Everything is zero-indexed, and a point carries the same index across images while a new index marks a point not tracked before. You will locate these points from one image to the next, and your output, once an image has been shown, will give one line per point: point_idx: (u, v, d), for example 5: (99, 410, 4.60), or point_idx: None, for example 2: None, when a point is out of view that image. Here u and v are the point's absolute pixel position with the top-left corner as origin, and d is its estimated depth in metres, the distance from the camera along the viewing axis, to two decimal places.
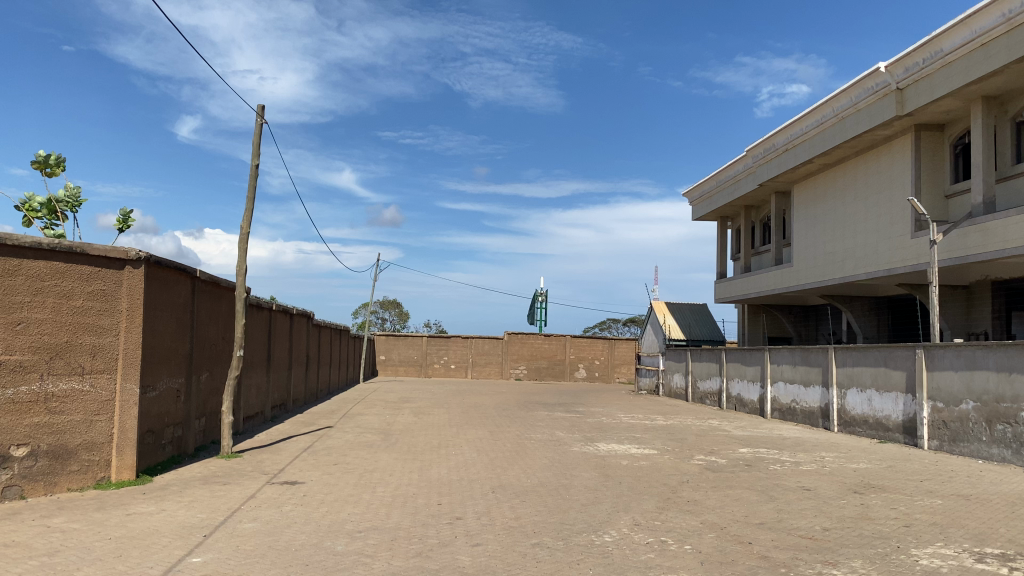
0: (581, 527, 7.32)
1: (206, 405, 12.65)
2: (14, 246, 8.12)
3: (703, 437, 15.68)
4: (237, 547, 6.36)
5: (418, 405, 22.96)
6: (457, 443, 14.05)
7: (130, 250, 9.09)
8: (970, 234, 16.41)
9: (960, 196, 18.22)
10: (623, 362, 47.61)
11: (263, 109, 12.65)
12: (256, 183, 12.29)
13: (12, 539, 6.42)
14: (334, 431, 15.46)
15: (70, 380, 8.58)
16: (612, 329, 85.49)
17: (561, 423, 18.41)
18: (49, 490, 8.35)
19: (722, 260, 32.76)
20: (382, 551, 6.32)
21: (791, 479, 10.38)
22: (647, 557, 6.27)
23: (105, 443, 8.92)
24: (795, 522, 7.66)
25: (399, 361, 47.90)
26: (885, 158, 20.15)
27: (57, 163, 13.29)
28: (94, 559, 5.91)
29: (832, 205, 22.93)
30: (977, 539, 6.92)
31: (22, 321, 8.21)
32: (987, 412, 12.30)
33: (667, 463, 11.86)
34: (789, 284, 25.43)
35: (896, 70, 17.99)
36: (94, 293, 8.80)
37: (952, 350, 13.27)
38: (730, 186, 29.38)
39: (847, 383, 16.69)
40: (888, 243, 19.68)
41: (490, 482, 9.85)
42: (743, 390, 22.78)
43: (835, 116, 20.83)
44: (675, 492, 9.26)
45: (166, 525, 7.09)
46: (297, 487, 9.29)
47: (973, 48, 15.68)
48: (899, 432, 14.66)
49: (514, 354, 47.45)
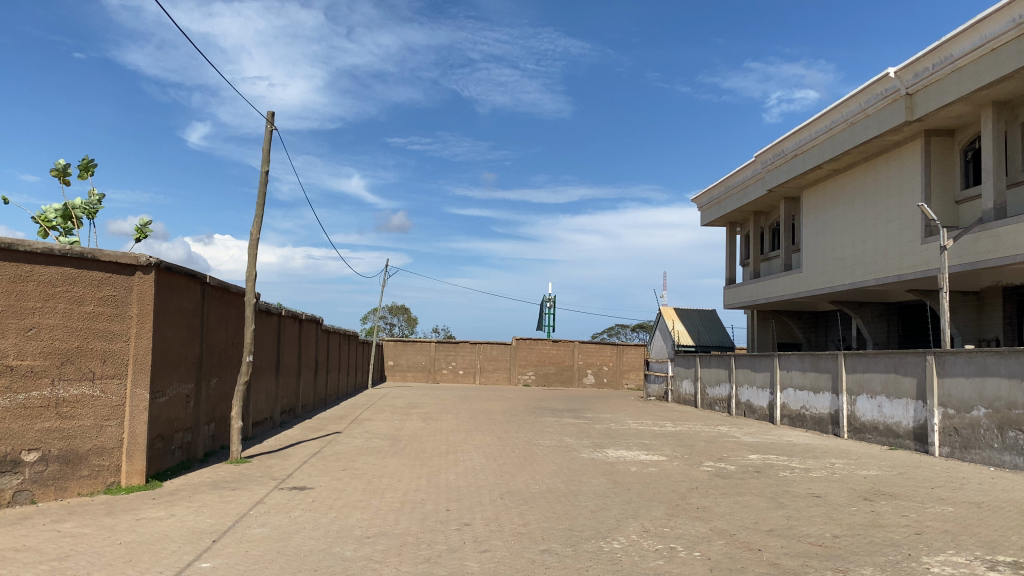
0: (589, 534, 7.29)
1: (215, 410, 12.70)
2: (26, 252, 8.18)
3: (713, 443, 15.59)
4: (246, 552, 6.38)
5: (426, 411, 22.95)
6: (465, 448, 14.02)
7: (140, 256, 9.16)
8: (980, 240, 16.30)
9: (970, 202, 18.09)
10: (631, 367, 47.57)
11: (273, 115, 12.70)
12: (265, 190, 12.35)
13: (23, 544, 6.45)
14: (342, 437, 15.47)
15: (81, 385, 8.64)
16: (620, 334, 85.66)
17: (569, 428, 18.39)
18: (60, 495, 8.39)
19: (730, 266, 32.66)
20: (391, 556, 6.31)
21: (802, 486, 10.30)
22: (655, 564, 6.24)
23: (116, 448, 8.96)
24: (804, 529, 7.61)
25: (408, 366, 47.90)
26: (894, 164, 20.07)
27: (83, 169, 13.36)
28: (104, 564, 5.94)
29: (841, 211, 22.85)
30: (989, 547, 6.85)
31: (33, 327, 8.26)
32: (999, 418, 12.19)
33: (676, 470, 11.79)
34: (798, 290, 25.31)
35: (905, 76, 17.92)
36: (105, 298, 8.86)
37: (963, 356, 13.17)
38: (739, 192, 29.32)
39: (857, 389, 16.60)
40: (898, 249, 19.58)
41: (499, 488, 9.81)
42: (753, 396, 22.69)
43: (844, 121, 20.77)
44: (684, 499, 9.20)
45: (176, 530, 7.11)
46: (306, 492, 9.31)
47: (983, 54, 15.62)
48: (909, 438, 14.56)
49: (522, 359, 47.43)
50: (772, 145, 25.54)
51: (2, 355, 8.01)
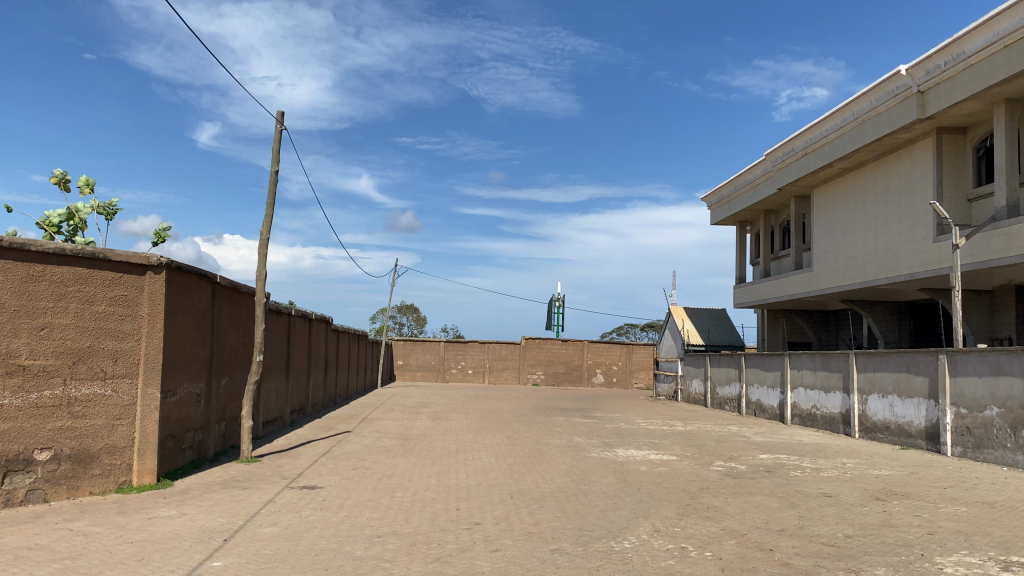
0: (600, 533, 7.25)
1: (226, 409, 12.75)
2: (37, 252, 8.22)
3: (723, 443, 15.52)
4: (257, 551, 6.39)
5: (436, 410, 22.99)
6: (475, 448, 14.04)
7: (150, 255, 9.19)
8: (994, 238, 16.14)
9: (982, 199, 17.94)
10: (640, 367, 47.53)
11: (283, 115, 12.74)
12: (275, 190, 12.38)
13: (35, 542, 6.47)
14: (352, 436, 15.55)
15: (93, 385, 8.69)
16: (629, 334, 85.70)
17: (579, 428, 18.37)
18: (71, 494, 8.43)
19: (740, 265, 32.49)
20: (401, 556, 6.31)
21: (813, 486, 10.25)
22: (667, 564, 6.22)
23: (127, 448, 9.00)
24: (816, 529, 7.56)
25: (417, 366, 47.93)
26: (906, 161, 19.90)
27: (84, 183, 13.44)
28: (115, 563, 5.95)
29: (852, 210, 22.69)
30: (1003, 548, 6.77)
31: (46, 326, 8.30)
32: (1012, 418, 12.07)
33: (686, 469, 11.75)
34: (808, 289, 25.15)
35: (917, 73, 17.77)
36: (116, 298, 8.91)
37: (976, 355, 13.05)
38: (750, 190, 29.14)
39: (869, 388, 16.48)
40: (910, 247, 19.41)
41: (509, 487, 9.82)
42: (763, 396, 22.57)
43: (856, 119, 20.62)
44: (695, 498, 9.16)
45: (187, 529, 7.13)
46: (316, 492, 9.33)
47: (995, 50, 15.44)
48: (921, 438, 14.45)
49: (531, 359, 47.42)
50: (782, 144, 25.35)
51: (16, 354, 8.05)
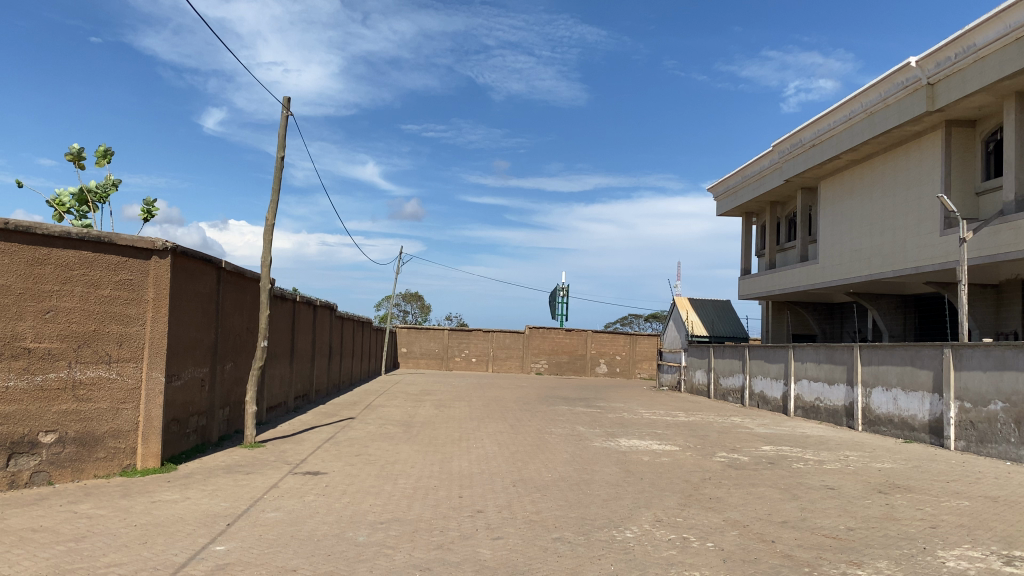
0: (602, 522, 7.26)
1: (229, 396, 12.77)
2: (43, 236, 8.22)
3: (726, 434, 15.54)
4: (259, 536, 6.41)
5: (439, 398, 23.05)
6: (477, 436, 14.04)
7: (156, 240, 9.18)
8: (1001, 232, 16.03)
9: (991, 193, 17.82)
10: (645, 358, 47.29)
11: (288, 101, 12.68)
12: (280, 176, 12.35)
13: (39, 524, 6.51)
14: (356, 423, 15.59)
15: (97, 368, 8.70)
16: (634, 324, 85.82)
17: (582, 418, 18.34)
18: (76, 476, 8.48)
19: (746, 256, 32.39)
20: (404, 542, 6.32)
21: (816, 478, 10.22)
22: (668, 554, 6.20)
23: (131, 431, 9.03)
24: (818, 521, 7.54)
25: (421, 353, 48.33)
26: (915, 154, 19.72)
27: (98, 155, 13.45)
28: (120, 545, 5.98)
29: (859, 203, 22.54)
30: (1005, 542, 6.76)
31: (51, 309, 8.31)
32: (1016, 413, 12.02)
33: (689, 460, 11.76)
34: (814, 281, 25.03)
35: (927, 66, 17.60)
36: (120, 283, 8.90)
37: (981, 350, 12.98)
38: (756, 181, 28.99)
39: (873, 381, 16.39)
40: (917, 241, 19.26)
41: (511, 475, 9.83)
42: (766, 387, 22.57)
43: (864, 111, 20.47)
44: (698, 489, 9.17)
45: (190, 513, 7.14)
46: (319, 478, 9.35)
47: (1007, 43, 15.23)
48: (924, 431, 14.43)
49: (535, 348, 47.48)
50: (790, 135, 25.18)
51: (20, 337, 8.08)
